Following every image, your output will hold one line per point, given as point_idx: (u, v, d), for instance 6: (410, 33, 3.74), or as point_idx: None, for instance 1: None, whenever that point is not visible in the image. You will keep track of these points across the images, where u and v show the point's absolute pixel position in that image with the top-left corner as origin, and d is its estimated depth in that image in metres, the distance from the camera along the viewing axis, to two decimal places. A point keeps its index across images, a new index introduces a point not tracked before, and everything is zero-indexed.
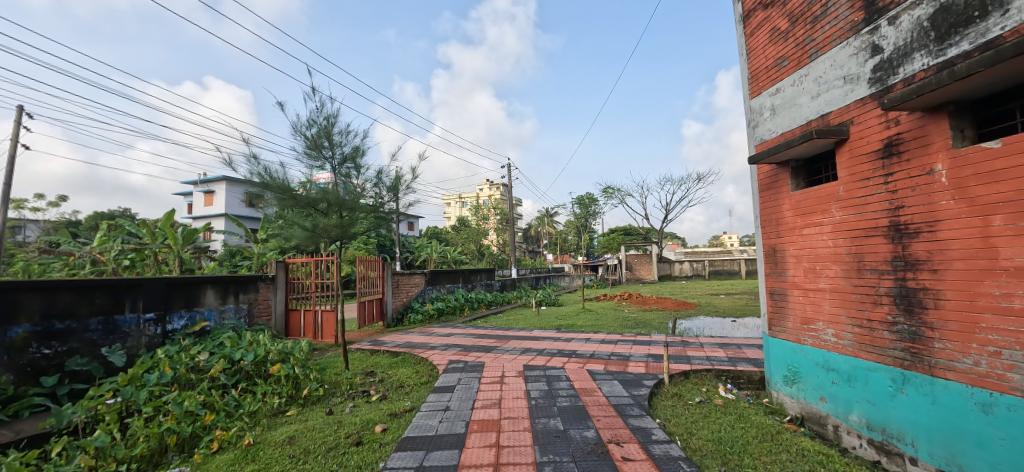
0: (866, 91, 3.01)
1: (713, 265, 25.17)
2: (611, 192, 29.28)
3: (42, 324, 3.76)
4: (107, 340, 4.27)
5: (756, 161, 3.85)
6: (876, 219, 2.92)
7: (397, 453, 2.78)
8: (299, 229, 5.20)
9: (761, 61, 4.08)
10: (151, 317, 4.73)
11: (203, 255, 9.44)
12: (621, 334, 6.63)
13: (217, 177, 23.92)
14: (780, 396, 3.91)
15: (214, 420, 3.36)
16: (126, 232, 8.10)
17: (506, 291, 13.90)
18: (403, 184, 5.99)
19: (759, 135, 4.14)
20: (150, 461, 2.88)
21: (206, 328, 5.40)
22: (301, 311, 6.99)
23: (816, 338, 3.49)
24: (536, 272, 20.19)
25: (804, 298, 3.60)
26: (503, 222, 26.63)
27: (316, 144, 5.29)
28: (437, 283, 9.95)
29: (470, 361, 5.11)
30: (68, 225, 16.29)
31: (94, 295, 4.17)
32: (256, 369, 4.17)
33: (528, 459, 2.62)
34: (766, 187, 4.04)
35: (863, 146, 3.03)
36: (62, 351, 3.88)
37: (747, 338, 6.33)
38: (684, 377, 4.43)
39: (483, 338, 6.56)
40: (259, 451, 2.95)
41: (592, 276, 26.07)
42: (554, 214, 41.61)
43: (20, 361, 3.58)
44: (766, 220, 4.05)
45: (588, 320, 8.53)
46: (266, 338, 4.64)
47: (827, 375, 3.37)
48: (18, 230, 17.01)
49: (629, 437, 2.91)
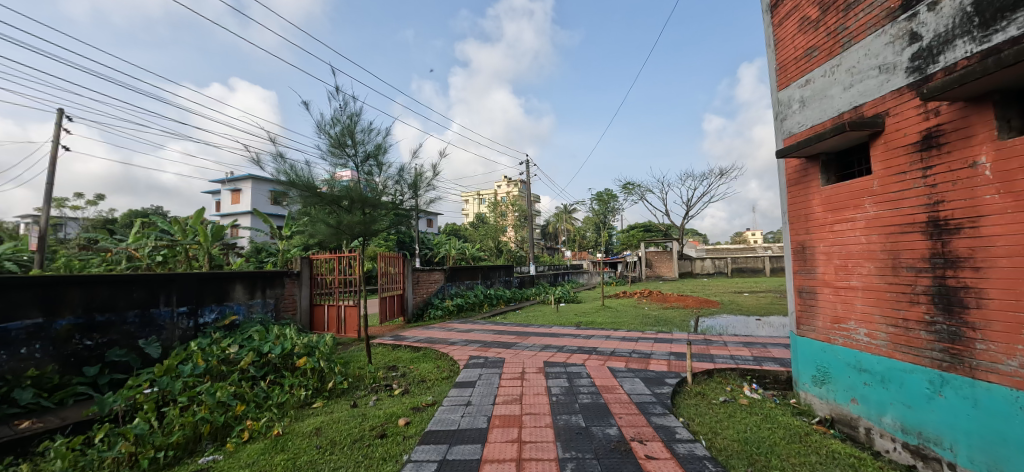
0: (903, 81, 2.88)
1: (736, 263, 24.50)
2: (631, 188, 28.88)
3: (84, 317, 3.96)
4: (143, 332, 4.46)
5: (784, 155, 3.74)
6: (913, 215, 2.81)
7: (421, 446, 2.82)
8: (323, 225, 5.32)
9: (790, 52, 3.95)
10: (183, 311, 4.91)
11: (230, 252, 9.73)
12: (642, 332, 6.55)
13: (244, 177, 24.65)
14: (808, 396, 3.80)
15: (245, 410, 3.47)
16: (158, 228, 8.37)
17: (525, 288, 13.92)
18: (423, 181, 6.04)
19: (787, 128, 4.02)
20: (185, 449, 2.99)
21: (234, 322, 5.58)
22: (324, 307, 7.11)
23: (847, 338, 3.38)
24: (554, 269, 20.10)
25: (834, 296, 3.49)
26: (521, 219, 26.57)
27: (340, 142, 5.34)
28: (456, 279, 10.00)
29: (490, 356, 5.13)
30: (106, 222, 17.20)
31: (132, 289, 4.37)
32: (283, 361, 4.26)
33: (551, 455, 2.63)
34: (794, 182, 3.92)
35: (900, 139, 2.90)
36: (102, 343, 4.08)
37: (772, 337, 6.15)
38: (708, 376, 4.35)
39: (503, 334, 6.58)
40: (288, 442, 3.03)
41: (610, 273, 25.76)
42: (571, 211, 41.39)
43: (64, 352, 3.78)
44: (794, 216, 3.93)
45: (607, 316, 8.47)
46: (292, 332, 4.78)
47: (859, 375, 3.26)
48: (58, 227, 17.90)
49: (651, 435, 2.88)
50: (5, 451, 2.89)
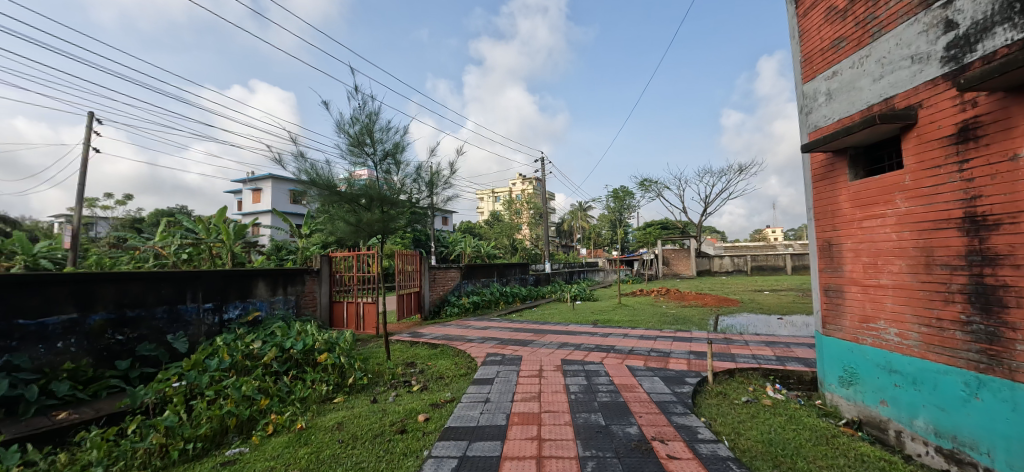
0: (938, 71, 2.76)
1: (755, 261, 23.99)
2: (648, 185, 28.53)
3: (115, 312, 4.10)
4: (172, 328, 4.60)
5: (809, 149, 3.64)
6: (949, 210, 2.70)
7: (441, 441, 2.84)
8: (342, 223, 5.39)
9: (816, 43, 3.83)
10: (209, 307, 5.05)
11: (252, 249, 9.95)
12: (660, 331, 6.47)
13: (264, 176, 25.20)
14: (834, 398, 3.70)
15: (269, 404, 3.55)
16: (184, 227, 8.62)
17: (540, 286, 13.89)
18: (440, 179, 6.07)
19: (812, 122, 3.90)
20: (213, 441, 3.07)
21: (257, 318, 5.72)
22: (343, 304, 7.20)
23: (875, 338, 3.28)
24: (570, 267, 20.03)
25: (863, 295, 3.39)
26: (536, 217, 26.50)
27: (359, 141, 5.39)
28: (472, 277, 10.05)
29: (508, 354, 5.14)
30: (134, 222, 17.85)
31: (160, 286, 4.51)
32: (305, 357, 4.35)
33: (572, 453, 2.62)
34: (819, 177, 3.81)
35: (934, 131, 2.79)
36: (133, 337, 4.23)
37: (796, 337, 5.99)
38: (730, 376, 4.28)
39: (520, 332, 6.58)
40: (311, 436, 3.09)
41: (626, 271, 25.51)
42: (585, 209, 41.15)
43: (97, 346, 3.93)
44: (820, 212, 3.82)
45: (624, 314, 8.40)
46: (313, 328, 4.86)
47: (888, 376, 3.16)
48: (89, 227, 18.60)
49: (673, 435, 2.84)
50: (44, 441, 3.02)
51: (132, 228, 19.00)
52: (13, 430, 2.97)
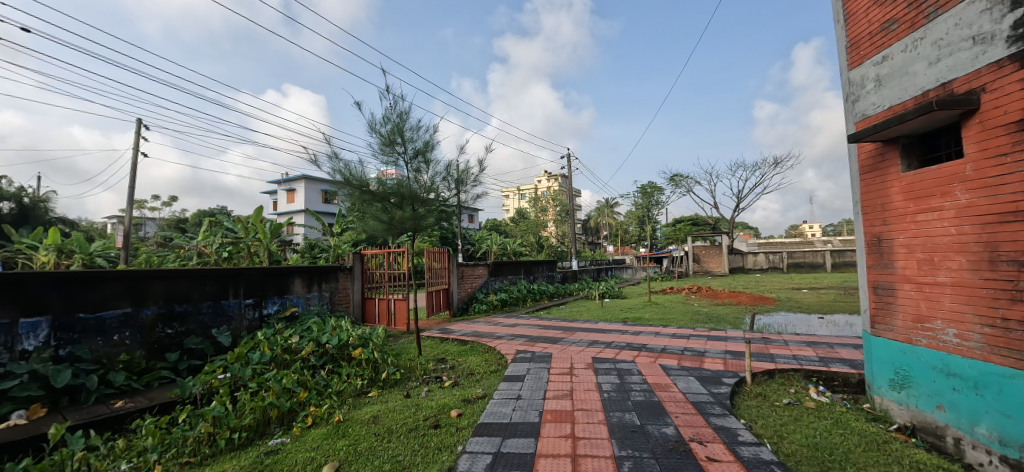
0: (1003, 52, 2.55)
1: (792, 258, 23.09)
2: (677, 180, 27.87)
3: (165, 307, 4.33)
4: (216, 322, 4.83)
5: (856, 139, 3.45)
6: (1016, 202, 2.50)
7: (474, 437, 2.86)
8: (375, 221, 5.51)
9: (863, 26, 3.62)
10: (249, 303, 5.27)
11: (287, 247, 10.31)
12: (693, 329, 6.32)
13: (297, 177, 26.08)
14: (884, 402, 3.50)
15: (308, 397, 3.67)
16: (224, 227, 9.00)
17: (568, 283, 13.82)
18: (469, 176, 6.11)
19: (860, 110, 3.69)
20: (257, 431, 3.20)
21: (294, 313, 5.93)
22: (375, 300, 7.36)
23: (931, 339, 3.08)
24: (597, 264, 19.83)
25: (917, 294, 3.19)
26: (562, 214, 26.32)
27: (390, 140, 5.49)
28: (499, 274, 10.10)
29: (538, 351, 5.13)
30: (179, 222, 18.92)
31: (205, 283, 4.72)
32: (340, 352, 4.48)
33: (607, 453, 2.58)
34: (868, 169, 3.61)
35: (998, 117, 2.59)
36: (181, 331, 4.45)
37: (839, 337, 5.72)
38: (769, 377, 4.12)
39: (549, 329, 6.55)
40: (348, 428, 3.18)
41: (655, 268, 25.04)
42: (611, 205, 40.63)
43: (149, 339, 4.17)
44: (868, 206, 3.61)
45: (655, 312, 8.24)
46: (347, 324, 5.00)
47: (946, 380, 2.97)
48: (139, 227, 19.80)
49: (712, 437, 2.76)
50: (104, 427, 3.23)
51: (176, 228, 20.07)
52: (77, 416, 3.19)
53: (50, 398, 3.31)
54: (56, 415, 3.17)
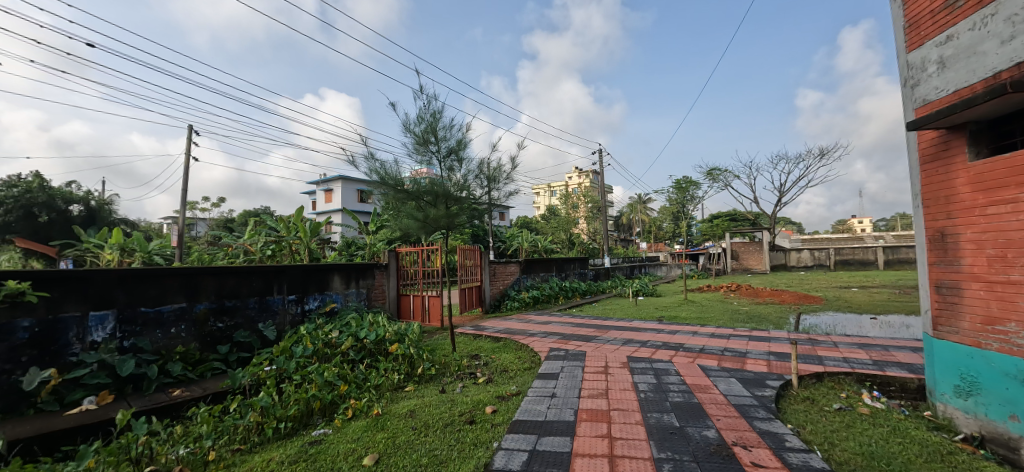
0: None
1: (839, 254, 21.86)
2: (714, 175, 26.90)
3: (216, 302, 4.60)
4: (262, 316, 5.09)
5: (916, 127, 3.20)
6: None
7: (510, 434, 2.88)
8: (410, 219, 5.63)
9: (925, 4, 3.35)
10: (292, 298, 5.52)
11: (326, 245, 10.71)
12: (733, 329, 6.09)
13: (334, 178, 27.07)
14: (948, 409, 3.24)
15: (348, 390, 3.81)
16: (268, 226, 9.44)
17: (601, 280, 13.68)
18: (502, 174, 6.12)
19: (920, 95, 3.42)
20: (301, 422, 3.35)
21: (334, 309, 6.16)
22: (410, 296, 7.51)
23: (1003, 342, 2.83)
24: (629, 261, 19.47)
25: (987, 293, 2.94)
26: (592, 211, 26.00)
27: (424, 140, 5.59)
28: (531, 271, 10.11)
29: (571, 349, 5.09)
30: (227, 222, 20.08)
31: (252, 279, 4.99)
32: (377, 346, 4.61)
33: (645, 455, 2.53)
34: (929, 158, 3.35)
35: None
36: (231, 325, 4.72)
37: (895, 339, 5.36)
38: (818, 381, 3.91)
39: (582, 327, 6.50)
40: (387, 421, 3.27)
41: (691, 266, 24.32)
42: (643, 201, 39.78)
43: (203, 332, 4.44)
44: (929, 199, 3.35)
45: (692, 311, 8.01)
46: (383, 320, 5.14)
47: (1021, 387, 2.71)
48: (191, 227, 21.12)
49: (757, 441, 2.65)
50: (164, 414, 3.48)
51: (224, 228, 21.28)
52: (140, 403, 3.45)
53: (116, 385, 3.58)
54: (122, 402, 3.44)
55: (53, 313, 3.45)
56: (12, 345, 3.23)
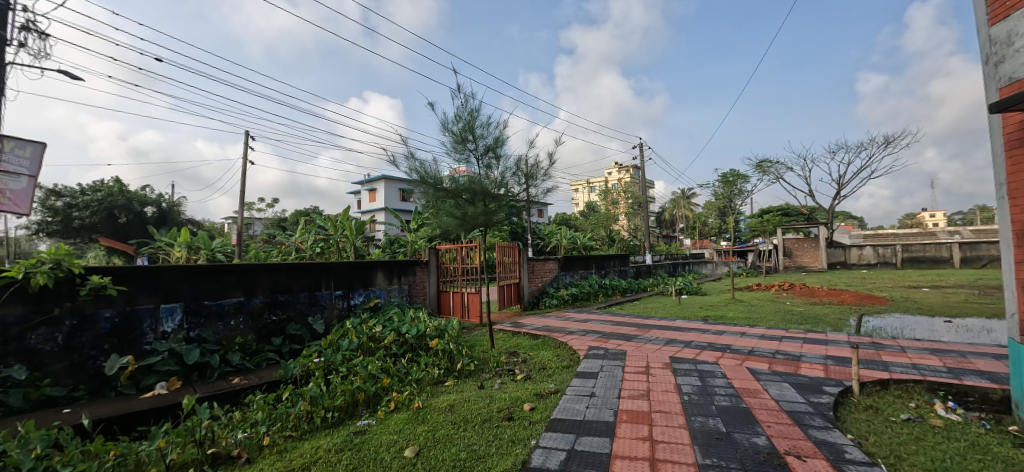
0: None
1: (908, 251, 20.05)
2: (763, 167, 25.45)
3: (270, 297, 4.92)
4: (312, 311, 5.38)
5: (1000, 109, 2.86)
6: None
7: (548, 433, 2.88)
8: (449, 217, 5.77)
9: None
10: (338, 294, 5.79)
11: (370, 243, 11.14)
12: (786, 331, 5.74)
13: (377, 178, 28.11)
14: None
15: (391, 383, 3.96)
16: (316, 225, 9.94)
17: (642, 278, 13.36)
18: (539, 170, 6.09)
19: (1005, 73, 3.05)
20: (348, 412, 3.51)
21: (377, 304, 6.41)
22: (450, 293, 7.67)
23: None
24: (672, 258, 18.85)
25: None
26: (632, 207, 25.38)
27: (462, 138, 5.67)
28: (570, 268, 10.04)
29: (611, 348, 5.00)
30: (280, 221, 21.41)
31: (302, 275, 5.28)
32: (418, 341, 4.75)
33: (688, 460, 2.45)
34: (1016, 144, 2.99)
35: None
36: (283, 318, 5.03)
37: (975, 345, 4.85)
38: (883, 388, 3.61)
39: (623, 326, 6.37)
40: (427, 415, 3.37)
41: (738, 263, 23.18)
42: (685, 196, 38.33)
43: (259, 325, 4.77)
44: (1017, 189, 2.99)
45: (741, 311, 7.63)
46: (424, 315, 5.28)
47: None
48: (248, 226, 22.71)
49: (812, 451, 2.49)
50: (225, 400, 3.77)
51: (278, 227, 22.69)
52: (205, 390, 3.76)
53: (183, 372, 3.92)
54: (188, 388, 3.76)
55: (130, 305, 3.82)
56: (97, 333, 3.62)
